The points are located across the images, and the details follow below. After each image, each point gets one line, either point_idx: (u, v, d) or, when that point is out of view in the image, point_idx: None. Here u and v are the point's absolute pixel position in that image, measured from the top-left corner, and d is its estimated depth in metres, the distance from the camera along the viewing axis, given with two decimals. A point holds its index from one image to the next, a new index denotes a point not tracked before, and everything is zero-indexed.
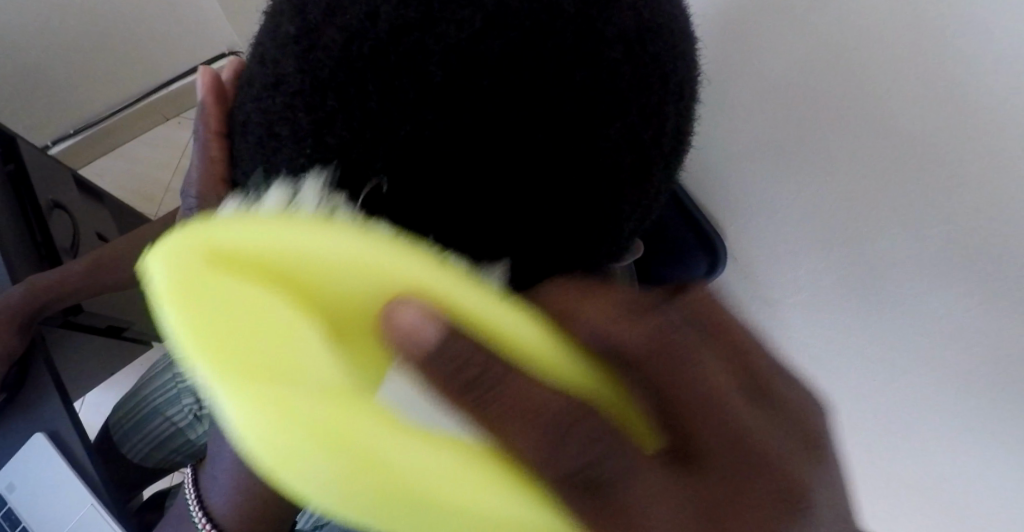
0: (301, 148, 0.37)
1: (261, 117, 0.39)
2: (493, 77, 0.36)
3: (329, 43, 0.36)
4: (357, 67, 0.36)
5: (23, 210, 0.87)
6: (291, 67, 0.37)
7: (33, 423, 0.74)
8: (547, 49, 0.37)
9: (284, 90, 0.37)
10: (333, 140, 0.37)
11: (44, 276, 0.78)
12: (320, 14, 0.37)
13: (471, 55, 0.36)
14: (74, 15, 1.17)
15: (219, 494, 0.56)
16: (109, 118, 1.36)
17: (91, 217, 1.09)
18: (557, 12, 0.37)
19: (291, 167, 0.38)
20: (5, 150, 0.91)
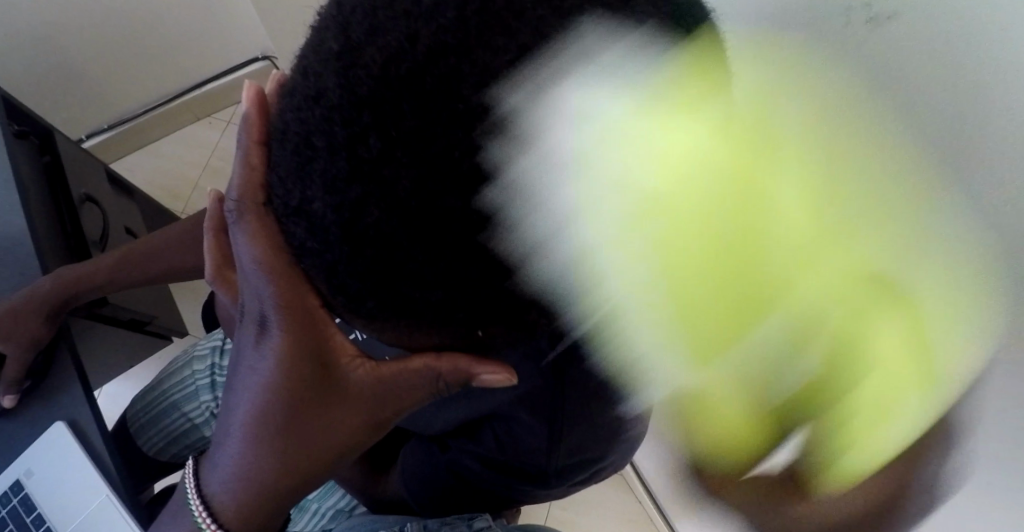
0: (334, 162, 0.36)
1: (300, 128, 0.37)
2: (531, 105, 0.34)
3: (371, 59, 0.34)
4: (393, 87, 0.34)
5: (57, 203, 0.89)
6: (332, 81, 0.36)
7: (55, 411, 0.75)
8: (584, 78, 0.34)
9: (323, 104, 0.36)
10: (365, 156, 0.35)
11: (74, 268, 0.80)
12: (361, 31, 0.35)
13: (508, 79, 0.33)
14: (116, 14, 1.20)
15: (219, 482, 0.56)
16: (142, 116, 1.39)
17: (120, 211, 1.11)
18: (601, 50, 0.34)
19: (324, 183, 0.37)
20: (41, 143, 0.93)
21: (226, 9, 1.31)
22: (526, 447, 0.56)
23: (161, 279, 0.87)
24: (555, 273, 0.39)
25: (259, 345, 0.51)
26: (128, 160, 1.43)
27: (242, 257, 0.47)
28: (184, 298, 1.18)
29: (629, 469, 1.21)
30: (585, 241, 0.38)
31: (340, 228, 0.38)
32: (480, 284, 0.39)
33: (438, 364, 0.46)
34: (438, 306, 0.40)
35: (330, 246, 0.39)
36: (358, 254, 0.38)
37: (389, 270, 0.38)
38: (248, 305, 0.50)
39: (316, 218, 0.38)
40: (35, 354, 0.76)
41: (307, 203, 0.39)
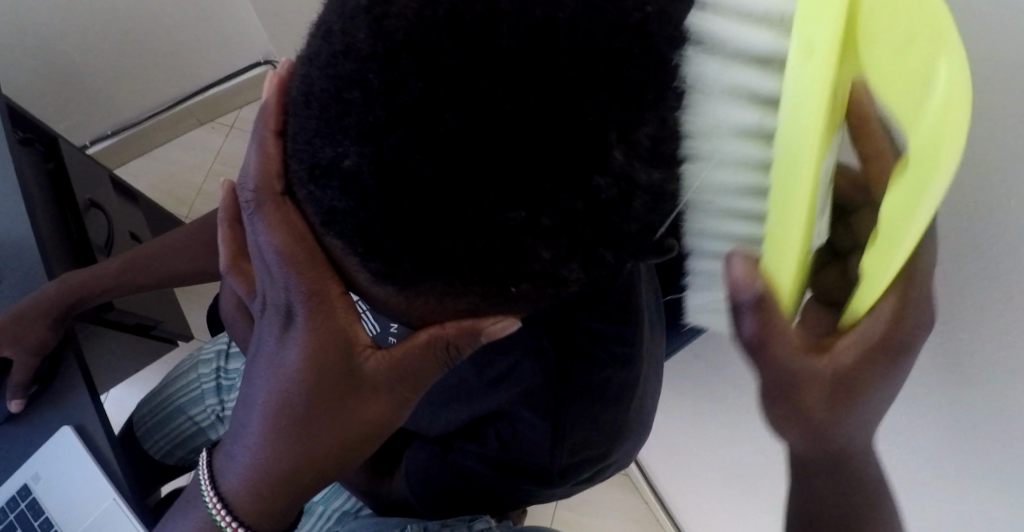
0: (370, 112, 0.36)
1: (328, 85, 0.37)
2: (572, 40, 0.34)
3: (404, 9, 0.34)
4: (430, 29, 0.34)
5: (61, 208, 0.89)
6: (362, 34, 0.36)
7: (61, 415, 0.75)
8: (615, 14, 0.34)
9: (354, 57, 0.36)
10: (406, 100, 0.35)
11: (78, 274, 0.81)
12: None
13: (546, 19, 0.33)
14: (119, 21, 1.20)
15: (239, 471, 0.56)
16: (145, 121, 1.39)
17: (125, 216, 1.11)
18: None
19: (359, 134, 0.37)
20: (46, 149, 0.94)
21: (229, 13, 1.32)
22: (527, 445, 0.55)
23: (165, 284, 0.87)
24: (600, 223, 0.39)
25: (288, 326, 0.50)
26: (131, 166, 1.43)
27: (261, 241, 0.47)
28: (189, 302, 1.18)
29: (633, 466, 1.21)
30: (617, 193, 0.37)
31: (376, 178, 0.37)
32: (523, 231, 0.38)
33: (445, 333, 0.46)
34: (476, 258, 0.39)
35: (366, 203, 0.38)
36: (395, 208, 0.38)
37: (429, 219, 0.38)
38: (271, 292, 0.50)
39: (351, 175, 0.38)
40: (41, 360, 0.76)
41: (337, 159, 0.38)
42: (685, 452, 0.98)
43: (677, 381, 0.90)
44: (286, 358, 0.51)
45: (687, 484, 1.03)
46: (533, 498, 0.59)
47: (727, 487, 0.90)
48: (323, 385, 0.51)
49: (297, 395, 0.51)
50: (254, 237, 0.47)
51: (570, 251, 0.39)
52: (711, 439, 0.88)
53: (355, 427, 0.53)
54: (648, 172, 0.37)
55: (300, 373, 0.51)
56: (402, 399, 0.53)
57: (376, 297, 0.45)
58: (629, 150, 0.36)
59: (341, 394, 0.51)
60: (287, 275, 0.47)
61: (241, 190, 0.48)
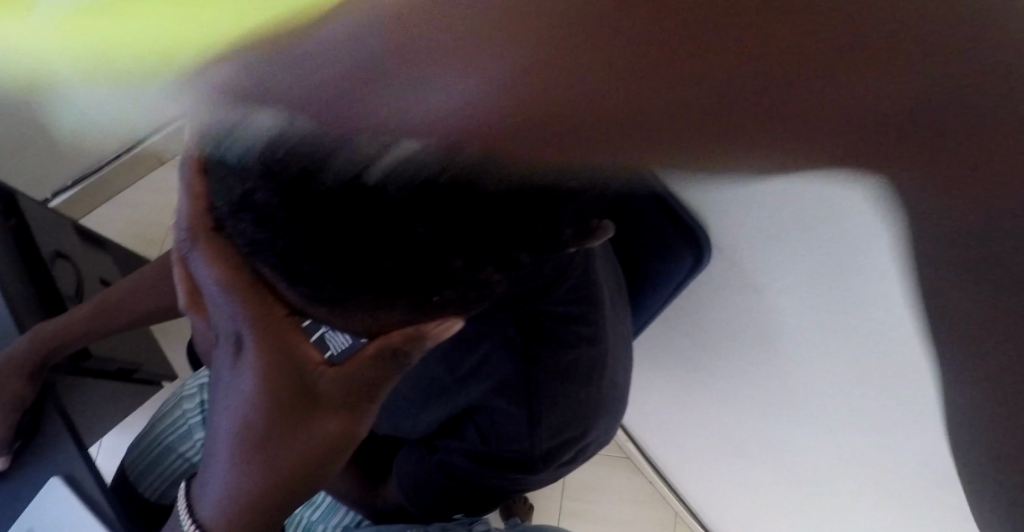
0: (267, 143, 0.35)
1: None
2: None
3: None
4: None
5: (27, 263, 0.89)
6: None
7: (47, 467, 0.75)
8: None
9: None
10: None
11: (49, 324, 0.80)
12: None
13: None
14: None
15: (212, 500, 0.55)
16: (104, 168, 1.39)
17: (93, 263, 1.11)
18: None
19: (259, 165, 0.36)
20: (5, 206, 0.93)
21: None
22: (506, 434, 0.56)
23: (139, 322, 0.88)
24: (525, 226, 0.36)
25: (237, 356, 0.50)
26: (97, 213, 1.42)
27: (200, 273, 0.47)
28: (170, 341, 1.18)
29: (634, 449, 1.23)
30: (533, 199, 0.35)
31: (283, 208, 0.36)
32: (435, 246, 0.37)
33: (391, 339, 0.47)
34: (393, 272, 0.39)
35: (279, 230, 0.38)
36: (308, 232, 0.37)
37: (343, 241, 0.37)
38: (219, 323, 0.50)
39: (261, 207, 0.38)
40: (21, 414, 0.76)
41: (248, 194, 0.37)
42: (676, 423, 1.00)
43: (657, 356, 0.92)
44: (238, 387, 0.50)
45: (683, 455, 1.05)
46: (523, 487, 0.60)
47: (725, 455, 0.91)
48: (280, 411, 0.50)
49: (254, 423, 0.50)
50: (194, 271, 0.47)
51: (482, 257, 0.39)
52: (698, 408, 0.90)
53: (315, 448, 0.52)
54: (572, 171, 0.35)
55: (252, 404, 0.50)
56: (359, 412, 0.53)
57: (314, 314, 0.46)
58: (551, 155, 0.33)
59: (300, 415, 0.51)
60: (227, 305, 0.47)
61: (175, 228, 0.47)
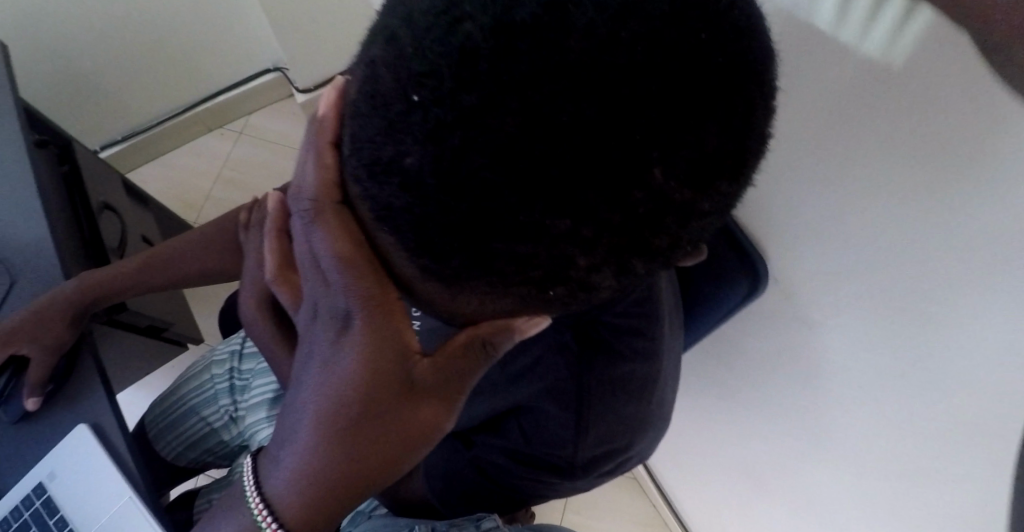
0: (435, 112, 0.37)
1: (393, 83, 0.38)
2: (631, 58, 0.35)
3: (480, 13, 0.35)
4: (509, 33, 0.35)
5: (74, 207, 0.91)
6: (433, 42, 0.36)
7: (77, 413, 0.76)
8: (673, 37, 0.35)
9: (425, 57, 0.37)
10: (469, 102, 0.36)
11: (95, 272, 0.81)
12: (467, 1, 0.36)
13: (607, 36, 0.35)
14: (131, 26, 1.24)
15: (281, 476, 0.56)
16: (155, 127, 1.42)
17: (138, 221, 1.13)
18: (685, 15, 0.36)
19: (421, 134, 0.37)
20: (61, 152, 0.96)
21: (239, 19, 1.36)
22: (547, 438, 0.56)
23: (183, 283, 0.88)
24: (651, 224, 0.39)
25: (341, 333, 0.51)
26: (142, 172, 1.44)
27: (318, 249, 0.48)
28: (200, 306, 1.19)
29: (643, 470, 1.22)
30: (662, 202, 0.38)
31: (436, 178, 0.38)
32: (565, 239, 0.39)
33: (481, 329, 0.49)
34: (518, 260, 0.40)
35: (426, 203, 0.39)
36: (454, 206, 0.39)
37: (483, 221, 0.39)
38: (324, 300, 0.51)
39: (410, 176, 0.39)
40: (58, 359, 0.77)
41: (397, 159, 0.39)
42: (693, 452, 0.99)
43: (687, 384, 0.91)
44: (339, 363, 0.52)
45: (696, 485, 1.05)
46: (545, 494, 0.60)
47: (742, 488, 0.91)
48: (378, 389, 0.51)
49: (352, 400, 0.51)
50: (310, 247, 0.49)
51: (603, 259, 0.41)
52: (720, 438, 0.89)
53: (405, 431, 0.53)
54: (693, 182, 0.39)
55: (354, 378, 0.51)
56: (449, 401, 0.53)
57: (422, 293, 0.47)
58: (677, 161, 0.37)
59: (394, 401, 0.52)
60: (346, 284, 0.48)
61: (294, 202, 0.49)
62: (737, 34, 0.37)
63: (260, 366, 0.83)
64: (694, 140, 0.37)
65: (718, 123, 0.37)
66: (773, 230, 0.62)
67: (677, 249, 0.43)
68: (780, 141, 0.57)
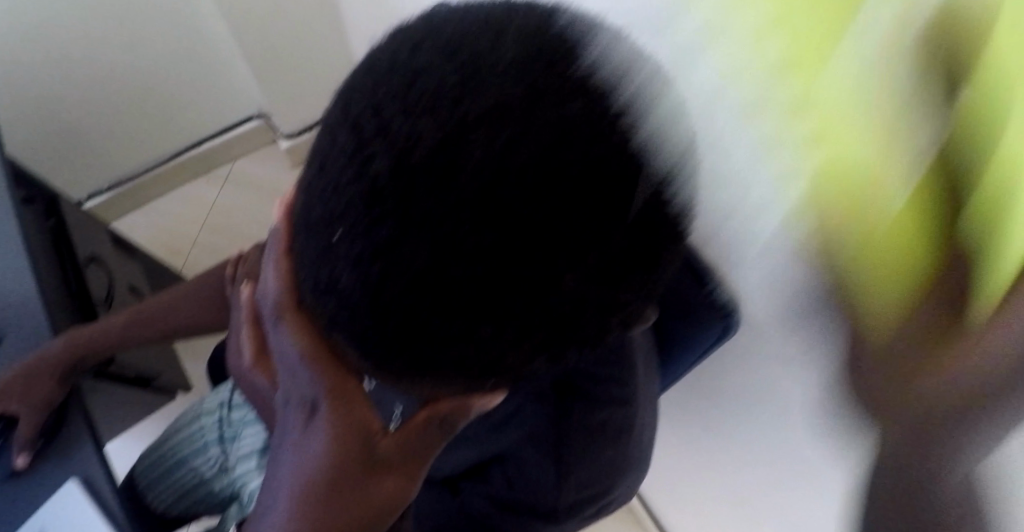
0: (354, 241, 0.39)
1: (323, 213, 0.40)
2: (524, 184, 0.36)
3: (386, 149, 0.37)
4: (408, 170, 0.37)
5: (62, 262, 0.92)
6: (350, 173, 0.39)
7: (66, 468, 0.76)
8: (562, 159, 0.36)
9: (343, 191, 0.39)
10: (381, 235, 0.38)
11: (81, 328, 0.83)
12: (376, 139, 0.38)
13: (500, 169, 0.36)
14: (114, 77, 1.27)
15: None
16: (140, 176, 1.44)
17: (125, 271, 1.14)
18: (580, 132, 0.37)
19: (349, 261, 0.40)
20: (48, 208, 0.99)
21: (223, 69, 1.38)
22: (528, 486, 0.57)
23: (173, 335, 0.90)
24: (575, 320, 0.41)
25: (307, 421, 0.53)
26: (129, 219, 1.46)
27: (282, 346, 0.50)
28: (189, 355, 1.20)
29: (638, 505, 1.22)
30: (576, 303, 0.40)
31: (366, 301, 0.40)
32: (494, 343, 0.41)
33: (438, 408, 0.49)
34: (454, 363, 0.43)
35: (360, 320, 0.41)
36: (382, 322, 0.41)
37: (416, 333, 0.41)
38: (292, 389, 0.53)
39: (346, 292, 0.41)
40: (46, 415, 0.78)
41: (335, 282, 0.41)
42: (685, 486, 1.00)
43: (676, 420, 0.92)
44: (305, 449, 0.53)
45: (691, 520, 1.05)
46: None
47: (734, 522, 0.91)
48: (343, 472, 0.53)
49: (320, 487, 0.52)
50: (275, 345, 0.51)
51: (536, 350, 0.43)
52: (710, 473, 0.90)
53: (370, 510, 0.53)
54: (602, 281, 0.41)
55: (320, 464, 0.52)
56: (413, 477, 0.54)
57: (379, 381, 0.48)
58: (585, 268, 0.39)
59: (357, 477, 0.53)
60: (308, 377, 0.50)
61: (261, 303, 0.51)
62: (636, 140, 0.38)
63: (248, 413, 0.84)
64: (600, 245, 0.39)
65: (624, 228, 0.39)
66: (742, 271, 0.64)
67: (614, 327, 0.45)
68: None
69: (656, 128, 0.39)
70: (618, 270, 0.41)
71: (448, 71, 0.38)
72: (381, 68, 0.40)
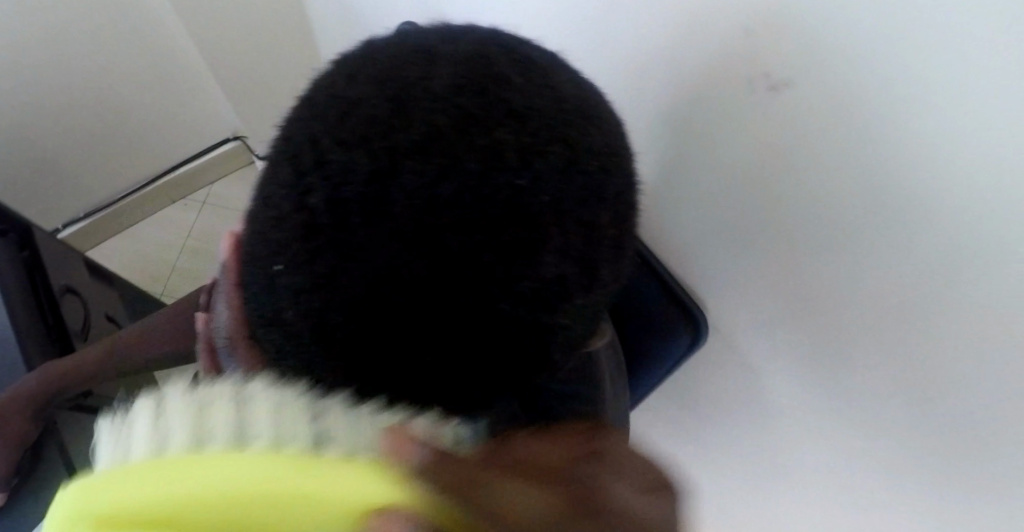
0: (295, 275, 0.42)
1: (265, 248, 0.43)
2: (453, 214, 0.41)
3: (322, 184, 0.41)
4: (346, 202, 0.41)
5: (37, 295, 0.92)
6: (290, 208, 0.42)
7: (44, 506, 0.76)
8: (490, 190, 0.41)
9: (284, 227, 0.42)
10: (321, 269, 0.41)
11: (58, 362, 0.82)
12: (313, 171, 0.42)
13: (429, 200, 0.41)
14: (87, 107, 1.26)
15: None
16: (116, 203, 1.43)
17: (101, 299, 1.13)
18: (503, 163, 0.42)
19: (291, 293, 0.42)
20: (22, 240, 0.97)
21: (196, 92, 1.39)
22: None
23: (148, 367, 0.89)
24: (513, 342, 0.44)
25: None
26: (106, 247, 1.45)
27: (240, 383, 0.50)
28: None
29: None
30: (512, 325, 0.44)
31: (311, 330, 0.43)
32: (438, 367, 0.44)
33: None
34: None
35: (304, 351, 0.43)
36: (328, 352, 0.43)
37: (362, 361, 0.43)
38: None
39: (287, 325, 0.43)
40: (23, 453, 0.78)
41: (279, 314, 0.43)
42: None
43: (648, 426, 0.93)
44: None
45: None
46: None
47: None
48: None
49: None
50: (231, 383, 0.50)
51: (478, 373, 0.45)
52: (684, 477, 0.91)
53: None
54: (535, 303, 0.43)
55: None
56: None
57: None
58: (518, 291, 0.42)
59: None
60: None
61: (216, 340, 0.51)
62: (562, 167, 0.43)
63: None
64: (531, 268, 0.42)
65: (553, 251, 0.43)
66: (703, 276, 0.66)
67: (560, 350, 0.47)
68: (705, 200, 0.61)
69: (582, 155, 0.44)
70: (553, 293, 0.44)
71: (380, 104, 0.42)
72: (319, 102, 0.45)
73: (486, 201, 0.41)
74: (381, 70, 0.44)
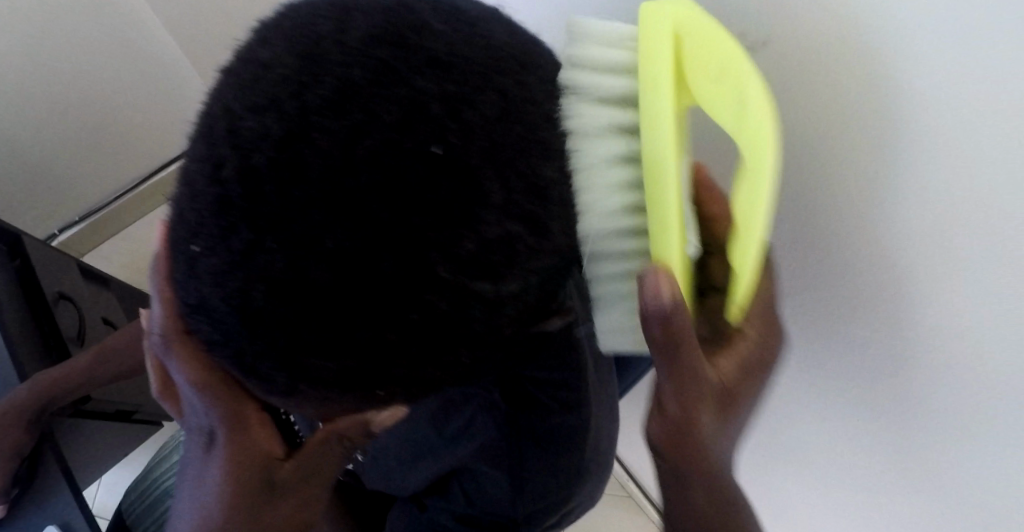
0: (212, 257, 0.38)
1: (186, 229, 0.39)
2: (371, 179, 0.36)
3: (236, 155, 0.37)
4: (259, 171, 0.36)
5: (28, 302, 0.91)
6: (205, 186, 0.38)
7: (45, 514, 0.78)
8: (412, 144, 0.37)
9: (200, 205, 0.38)
10: (239, 246, 0.37)
11: (50, 371, 0.80)
12: (225, 141, 0.37)
13: (346, 158, 0.36)
14: (73, 112, 1.25)
15: None
16: (109, 205, 1.42)
17: (98, 303, 1.13)
18: (429, 114, 0.37)
19: (213, 278, 0.38)
20: (11, 249, 0.97)
21: (180, 85, 1.37)
22: (490, 497, 0.58)
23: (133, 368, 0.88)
24: (462, 324, 0.40)
25: (205, 447, 0.52)
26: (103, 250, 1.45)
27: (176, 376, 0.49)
28: None
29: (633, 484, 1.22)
30: (457, 300, 0.38)
31: (237, 315, 0.39)
32: (374, 350, 0.39)
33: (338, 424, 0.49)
34: (335, 379, 0.40)
35: (236, 340, 0.40)
36: (256, 335, 0.39)
37: (293, 349, 0.39)
38: (191, 416, 0.52)
39: (215, 312, 0.40)
40: (20, 462, 0.78)
41: (204, 301, 0.40)
42: None
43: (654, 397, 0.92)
44: (205, 476, 0.52)
45: None
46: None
47: None
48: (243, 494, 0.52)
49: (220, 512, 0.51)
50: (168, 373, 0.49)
51: (421, 360, 0.40)
52: None
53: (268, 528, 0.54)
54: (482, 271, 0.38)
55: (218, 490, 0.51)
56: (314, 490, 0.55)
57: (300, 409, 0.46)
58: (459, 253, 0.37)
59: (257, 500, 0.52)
60: (203, 405, 0.49)
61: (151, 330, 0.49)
62: (496, 117, 0.38)
63: None
64: (467, 229, 0.37)
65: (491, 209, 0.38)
66: None
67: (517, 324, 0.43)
68: None
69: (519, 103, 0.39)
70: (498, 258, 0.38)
71: (291, 62, 0.38)
72: (235, 68, 0.40)
73: (413, 141, 0.37)
74: (294, 27, 0.39)
